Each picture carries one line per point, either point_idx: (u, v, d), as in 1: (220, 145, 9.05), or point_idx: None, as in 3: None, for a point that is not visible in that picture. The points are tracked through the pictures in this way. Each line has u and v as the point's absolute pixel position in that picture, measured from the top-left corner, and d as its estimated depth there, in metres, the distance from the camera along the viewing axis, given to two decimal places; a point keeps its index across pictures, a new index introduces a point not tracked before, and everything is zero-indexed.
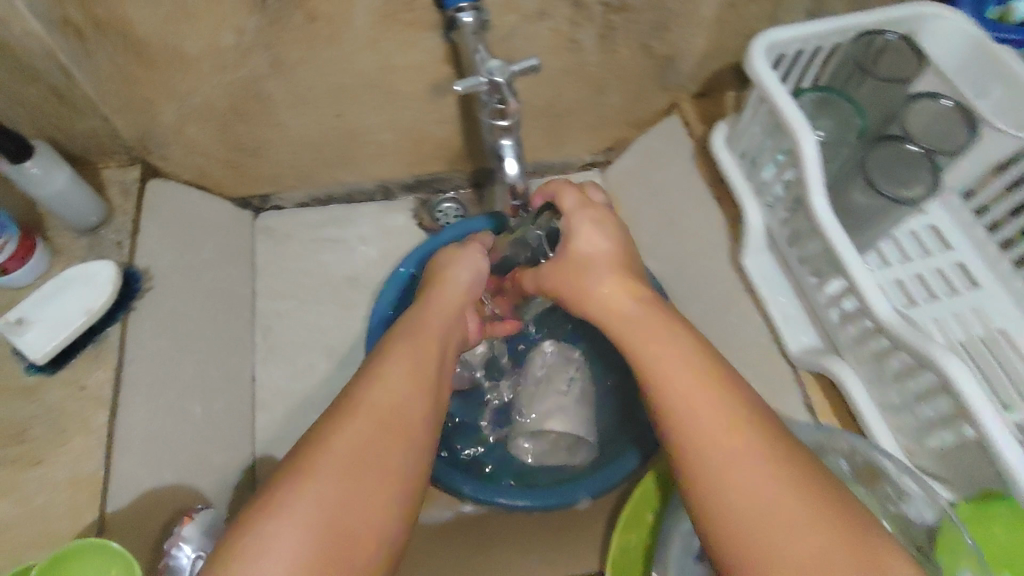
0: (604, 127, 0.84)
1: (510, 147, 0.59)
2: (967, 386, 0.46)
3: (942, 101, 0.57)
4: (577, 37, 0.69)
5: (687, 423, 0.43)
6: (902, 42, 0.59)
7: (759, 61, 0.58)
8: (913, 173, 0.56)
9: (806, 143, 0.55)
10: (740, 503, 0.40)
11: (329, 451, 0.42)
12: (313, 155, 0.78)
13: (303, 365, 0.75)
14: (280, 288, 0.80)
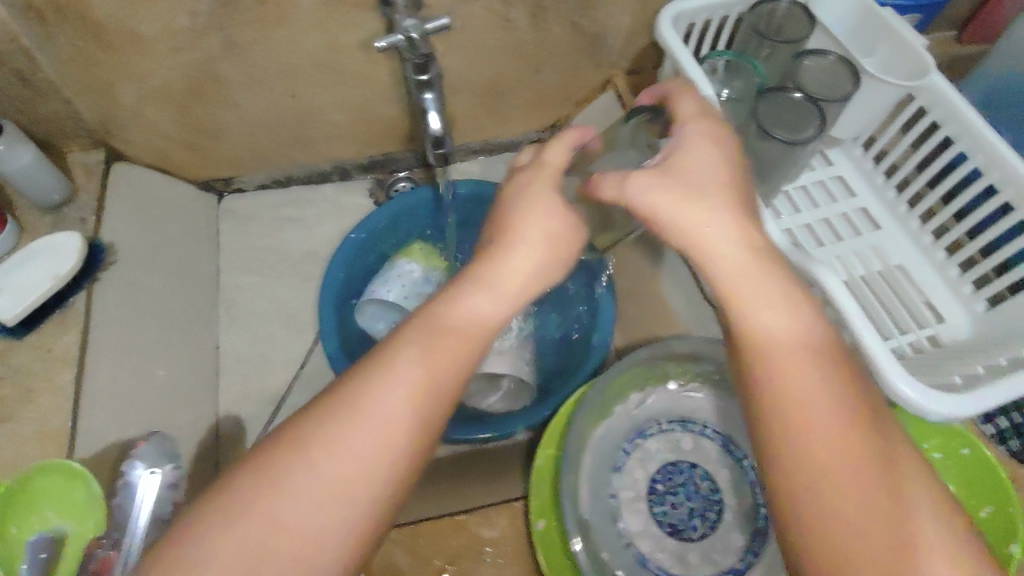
0: (546, 104, 0.90)
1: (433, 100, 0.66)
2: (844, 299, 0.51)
3: (829, 56, 0.64)
4: (511, 16, 0.75)
5: (800, 400, 0.36)
6: (796, 7, 0.66)
7: (667, 29, 0.65)
8: (801, 120, 0.62)
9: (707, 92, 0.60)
10: (824, 493, 0.35)
11: (341, 443, 0.36)
12: (271, 136, 0.82)
13: (264, 333, 0.80)
14: (241, 264, 0.85)
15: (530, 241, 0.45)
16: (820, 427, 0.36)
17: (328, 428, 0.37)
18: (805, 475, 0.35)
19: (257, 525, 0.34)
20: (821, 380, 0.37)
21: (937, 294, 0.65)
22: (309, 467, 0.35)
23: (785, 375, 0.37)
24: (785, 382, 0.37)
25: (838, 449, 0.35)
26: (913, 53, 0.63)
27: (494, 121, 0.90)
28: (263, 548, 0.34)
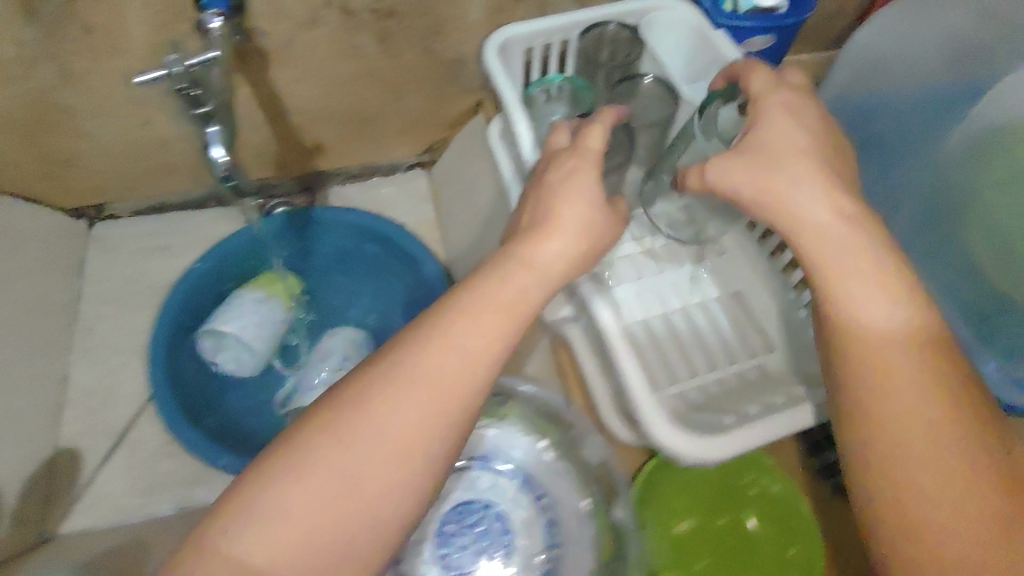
0: (419, 129, 0.90)
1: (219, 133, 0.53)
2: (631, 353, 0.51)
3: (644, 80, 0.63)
4: (358, 43, 0.75)
5: (887, 369, 0.39)
6: (620, 31, 0.65)
7: (495, 60, 0.63)
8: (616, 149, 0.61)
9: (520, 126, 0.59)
10: (906, 465, 0.38)
11: (415, 410, 0.40)
12: (132, 164, 0.82)
13: (116, 364, 0.80)
14: (104, 293, 0.84)
15: (569, 218, 0.46)
16: (900, 409, 0.38)
17: (376, 398, 0.39)
18: (883, 456, 0.38)
19: (265, 507, 0.37)
20: (893, 351, 0.39)
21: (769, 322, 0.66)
22: (354, 432, 0.38)
23: (872, 349, 0.39)
24: (892, 369, 0.39)
25: (941, 433, 0.37)
26: None
27: (370, 145, 0.90)
28: (321, 517, 0.37)
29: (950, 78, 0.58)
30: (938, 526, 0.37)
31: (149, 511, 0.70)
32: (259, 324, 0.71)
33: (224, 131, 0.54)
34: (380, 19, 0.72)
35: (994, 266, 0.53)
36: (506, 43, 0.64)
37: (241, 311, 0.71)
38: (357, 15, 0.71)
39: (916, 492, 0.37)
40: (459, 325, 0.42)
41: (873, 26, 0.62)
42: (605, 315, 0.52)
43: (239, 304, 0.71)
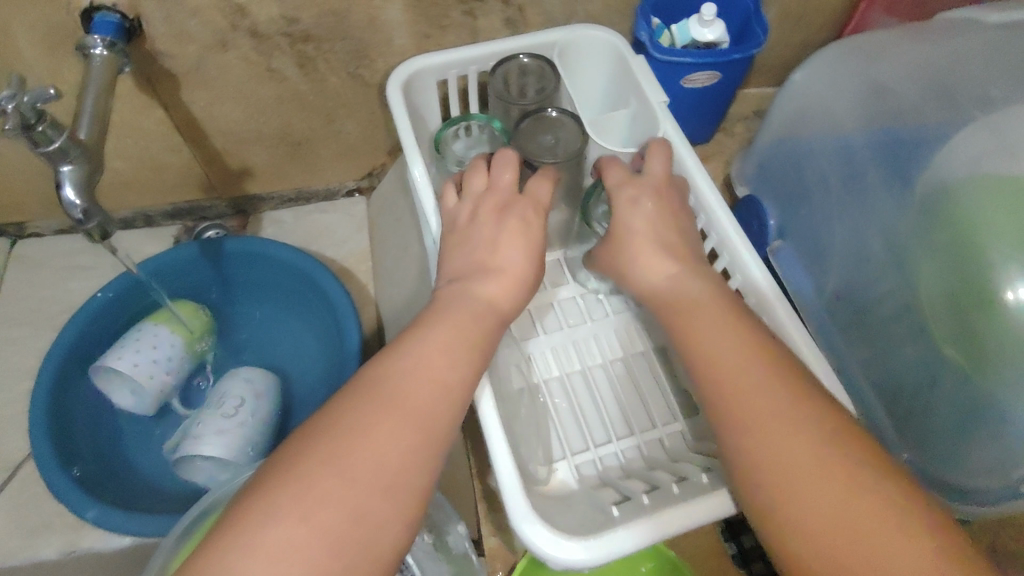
0: (356, 155, 0.86)
1: (74, 173, 0.50)
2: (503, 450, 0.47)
3: (550, 112, 0.56)
4: (275, 67, 0.70)
5: (762, 412, 0.40)
6: (537, 63, 0.59)
7: (397, 91, 0.59)
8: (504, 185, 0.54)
9: (415, 169, 0.56)
10: (806, 498, 0.37)
11: (390, 441, 0.37)
12: (49, 183, 0.78)
13: (20, 391, 0.75)
14: (18, 316, 0.80)
15: (500, 278, 0.46)
16: (775, 455, 0.39)
17: (348, 429, 0.37)
18: (780, 497, 0.38)
19: (250, 552, 0.33)
20: (758, 397, 0.40)
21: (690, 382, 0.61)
22: (341, 469, 0.36)
23: (744, 395, 0.41)
24: (765, 415, 0.40)
25: (819, 462, 0.38)
26: (652, 110, 0.58)
27: (304, 170, 0.86)
28: (310, 561, 0.34)
29: (867, 131, 0.60)
30: (861, 558, 0.35)
31: (32, 553, 0.66)
32: (157, 362, 0.67)
33: (81, 170, 0.50)
34: (296, 42, 0.68)
35: (930, 313, 0.53)
36: (413, 77, 0.60)
37: (139, 346, 0.67)
38: (269, 38, 0.66)
39: (831, 524, 0.36)
40: (421, 351, 0.41)
41: (802, 73, 0.64)
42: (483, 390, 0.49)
43: (137, 340, 0.67)
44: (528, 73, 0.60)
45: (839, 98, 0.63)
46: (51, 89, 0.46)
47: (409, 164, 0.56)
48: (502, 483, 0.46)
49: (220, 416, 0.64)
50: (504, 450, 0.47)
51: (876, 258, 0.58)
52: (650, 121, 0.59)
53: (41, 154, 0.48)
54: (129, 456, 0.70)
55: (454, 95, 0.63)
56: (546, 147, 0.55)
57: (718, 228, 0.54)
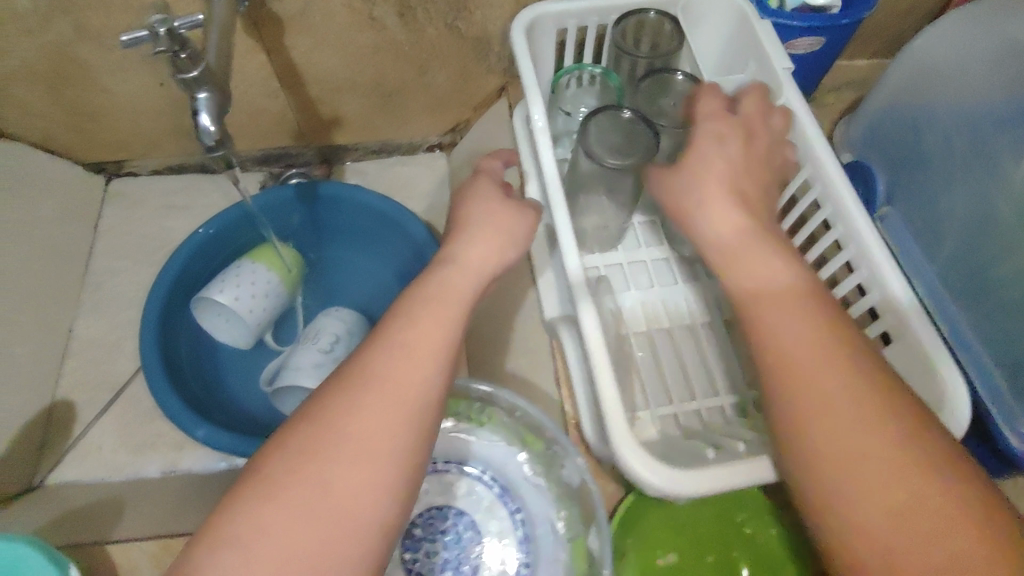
0: (443, 109, 0.86)
1: (209, 100, 0.51)
2: (605, 379, 0.45)
3: (676, 75, 0.58)
4: (376, 15, 0.71)
5: (826, 392, 0.39)
6: (661, 19, 0.60)
7: (520, 39, 0.60)
8: (628, 142, 0.55)
9: (538, 114, 0.57)
10: (863, 481, 0.37)
11: (386, 397, 0.41)
12: (153, 124, 0.82)
13: (123, 319, 0.80)
14: (119, 248, 0.85)
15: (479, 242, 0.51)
16: (832, 437, 0.38)
17: (352, 387, 0.41)
18: (838, 477, 0.38)
19: (265, 500, 0.38)
20: (834, 379, 0.39)
21: None
22: (345, 426, 0.40)
23: (801, 373, 0.40)
24: (827, 395, 0.39)
25: (877, 446, 0.38)
26: (772, 75, 0.59)
27: (391, 121, 0.87)
28: (313, 506, 0.38)
29: (999, 96, 0.59)
30: (929, 547, 0.35)
31: (137, 469, 0.69)
32: (256, 297, 0.70)
33: (215, 99, 0.52)
34: None
35: None
36: (534, 25, 0.61)
37: (239, 282, 0.69)
38: None
39: (886, 506, 0.37)
40: (426, 315, 0.46)
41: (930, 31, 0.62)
42: (584, 314, 0.48)
43: (237, 275, 0.70)
44: (646, 27, 0.61)
45: (968, 62, 0.61)
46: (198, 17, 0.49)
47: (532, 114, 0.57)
48: (606, 411, 0.44)
49: (316, 350, 0.66)
50: (612, 380, 0.45)
51: (1009, 228, 0.58)
52: (768, 85, 0.59)
53: (180, 81, 0.50)
54: (226, 385, 0.73)
55: (571, 45, 0.64)
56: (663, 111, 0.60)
57: (825, 181, 0.54)
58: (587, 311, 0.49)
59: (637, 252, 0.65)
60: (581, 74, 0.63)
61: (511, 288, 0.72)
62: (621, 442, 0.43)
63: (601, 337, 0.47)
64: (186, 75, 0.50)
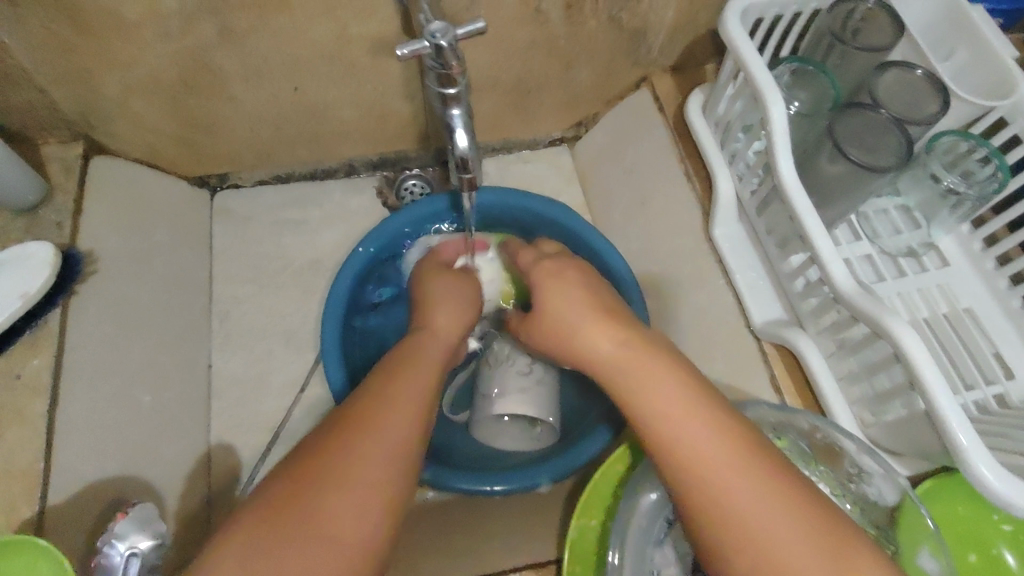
0: (577, 104, 0.82)
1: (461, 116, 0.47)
2: (934, 383, 0.45)
3: (916, 71, 0.56)
4: (543, 6, 0.65)
5: (672, 411, 0.43)
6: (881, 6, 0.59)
7: (734, 25, 0.59)
8: (879, 140, 0.54)
9: (775, 108, 0.56)
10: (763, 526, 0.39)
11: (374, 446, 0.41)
12: (273, 131, 0.74)
13: (262, 351, 0.75)
14: (239, 272, 0.78)
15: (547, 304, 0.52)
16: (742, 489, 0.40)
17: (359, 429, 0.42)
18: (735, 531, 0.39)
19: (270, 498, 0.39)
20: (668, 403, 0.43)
21: (1008, 347, 0.59)
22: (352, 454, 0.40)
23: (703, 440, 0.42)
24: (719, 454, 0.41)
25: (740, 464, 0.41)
26: (995, 61, 0.56)
27: (523, 119, 0.82)
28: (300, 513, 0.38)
29: None
30: (748, 526, 0.39)
31: None
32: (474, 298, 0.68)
33: (466, 113, 0.48)
34: None
35: None
36: (744, 13, 0.61)
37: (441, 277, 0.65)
38: None
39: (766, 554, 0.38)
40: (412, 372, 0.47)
41: None
42: (898, 325, 0.47)
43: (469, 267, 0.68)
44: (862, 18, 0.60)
45: None
46: (481, 23, 0.44)
47: (769, 103, 0.56)
48: (951, 420, 0.44)
49: (517, 371, 0.62)
50: (945, 387, 0.45)
51: None
52: (993, 70, 0.56)
53: (441, 95, 0.46)
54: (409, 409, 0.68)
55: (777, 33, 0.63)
56: (907, 107, 0.56)
57: None
58: (891, 313, 0.48)
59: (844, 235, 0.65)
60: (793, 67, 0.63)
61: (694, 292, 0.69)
62: (961, 441, 0.44)
63: (919, 345, 0.46)
64: (449, 90, 0.46)
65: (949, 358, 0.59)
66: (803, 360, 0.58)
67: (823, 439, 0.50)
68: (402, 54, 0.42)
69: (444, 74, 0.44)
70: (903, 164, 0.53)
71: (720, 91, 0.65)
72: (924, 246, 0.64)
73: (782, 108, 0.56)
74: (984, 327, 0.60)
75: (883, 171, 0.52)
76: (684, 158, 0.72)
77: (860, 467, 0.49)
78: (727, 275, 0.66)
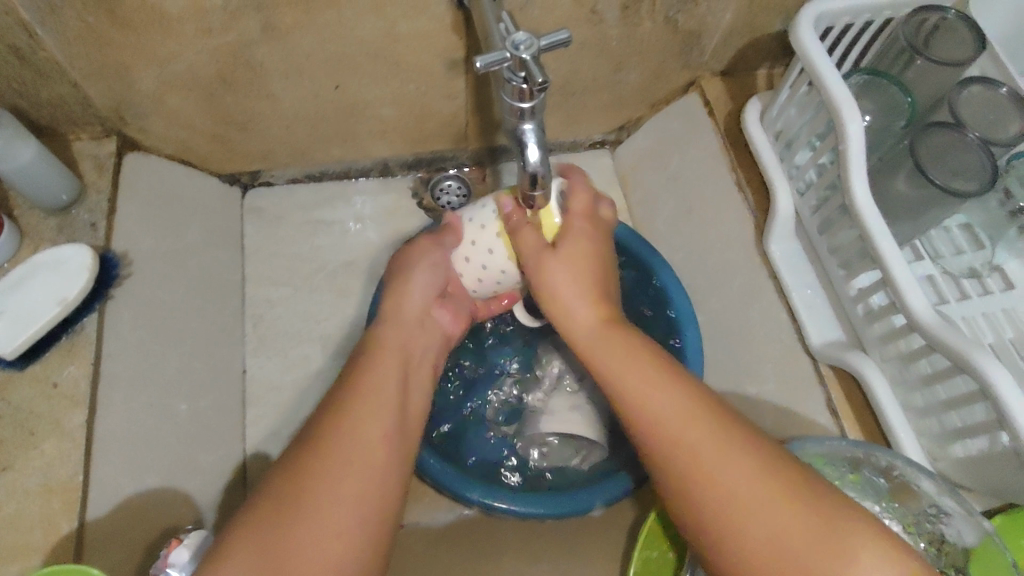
0: (622, 107, 0.78)
1: (533, 132, 0.46)
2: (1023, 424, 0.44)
3: (1000, 89, 0.56)
4: (598, 7, 0.62)
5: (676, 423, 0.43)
6: (960, 18, 0.58)
7: (807, 32, 0.57)
8: (963, 163, 0.55)
9: (853, 125, 0.53)
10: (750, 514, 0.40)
11: (353, 463, 0.43)
12: (310, 130, 0.71)
13: (296, 357, 0.73)
14: (273, 274, 0.76)
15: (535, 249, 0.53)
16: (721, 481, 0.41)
17: (328, 451, 0.43)
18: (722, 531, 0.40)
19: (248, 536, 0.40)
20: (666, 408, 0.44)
21: None
22: (327, 477, 0.42)
23: (685, 446, 0.42)
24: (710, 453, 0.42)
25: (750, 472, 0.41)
26: None
27: (566, 121, 0.79)
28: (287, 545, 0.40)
29: None
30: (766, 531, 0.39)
31: None
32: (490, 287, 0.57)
33: (538, 130, 0.46)
34: None
35: None
36: (817, 19, 0.58)
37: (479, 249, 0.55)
38: None
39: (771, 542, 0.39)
40: (366, 379, 0.48)
41: None
42: (988, 362, 0.46)
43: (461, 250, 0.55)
44: (939, 30, 0.59)
45: None
46: (565, 35, 0.44)
47: (843, 116, 0.53)
48: None
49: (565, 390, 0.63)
50: None
51: None
52: None
53: (516, 109, 0.44)
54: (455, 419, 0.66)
55: (846, 40, 0.62)
56: (988, 125, 0.56)
57: None
58: (976, 347, 0.47)
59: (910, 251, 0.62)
60: (861, 80, 0.60)
61: (746, 307, 0.67)
62: None
63: (1011, 385, 0.45)
64: (523, 104, 0.44)
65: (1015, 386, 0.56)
66: (866, 387, 0.57)
67: (899, 476, 0.51)
68: (481, 64, 0.41)
69: (524, 88, 0.43)
70: (990, 188, 0.54)
71: (782, 103, 0.64)
72: (990, 269, 0.62)
73: (859, 125, 0.53)
74: None
75: (964, 197, 0.53)
76: (735, 167, 0.70)
77: (937, 506, 0.50)
78: (783, 291, 0.64)
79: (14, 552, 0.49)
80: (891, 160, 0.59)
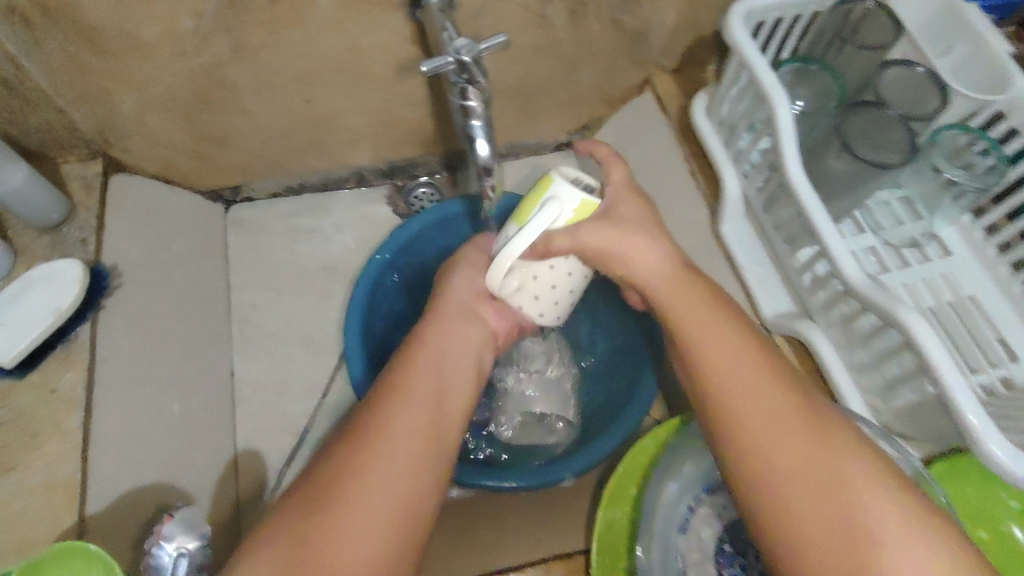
0: (579, 106, 0.83)
1: (482, 126, 0.51)
2: (941, 362, 0.48)
3: (918, 69, 0.60)
4: (547, 13, 0.67)
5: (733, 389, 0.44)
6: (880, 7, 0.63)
7: (737, 25, 0.61)
8: (886, 139, 0.59)
9: (780, 107, 0.57)
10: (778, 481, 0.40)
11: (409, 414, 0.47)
12: (283, 143, 0.75)
13: (282, 358, 0.77)
14: (256, 281, 0.80)
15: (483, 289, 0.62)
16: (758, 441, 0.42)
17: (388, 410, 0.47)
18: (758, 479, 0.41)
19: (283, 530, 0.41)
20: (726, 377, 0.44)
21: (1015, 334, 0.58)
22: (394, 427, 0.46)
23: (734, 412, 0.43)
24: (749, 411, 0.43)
25: (796, 450, 0.40)
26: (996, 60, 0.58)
27: (526, 122, 0.84)
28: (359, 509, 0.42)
29: None
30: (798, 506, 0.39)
31: None
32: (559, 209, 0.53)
33: (485, 126, 0.51)
34: None
35: None
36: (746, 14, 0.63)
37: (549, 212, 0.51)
38: None
39: (779, 498, 0.40)
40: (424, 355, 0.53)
41: None
42: (909, 314, 0.50)
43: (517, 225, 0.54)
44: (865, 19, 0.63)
45: None
46: (502, 38, 0.48)
47: (772, 101, 0.58)
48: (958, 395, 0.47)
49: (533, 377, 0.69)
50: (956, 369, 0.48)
51: None
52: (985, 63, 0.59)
53: (464, 107, 0.49)
54: None
55: (780, 32, 0.66)
56: (910, 103, 0.61)
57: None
58: (901, 303, 0.51)
59: (848, 219, 0.67)
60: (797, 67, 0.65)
61: None
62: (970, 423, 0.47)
63: (930, 330, 0.49)
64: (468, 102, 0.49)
65: (953, 343, 0.59)
66: (813, 349, 0.60)
67: None
68: (427, 68, 0.45)
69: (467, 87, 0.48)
70: (911, 158, 0.58)
71: (723, 92, 0.67)
72: (928, 236, 0.65)
73: (787, 106, 0.57)
74: (986, 310, 0.60)
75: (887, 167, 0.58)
76: (687, 156, 0.74)
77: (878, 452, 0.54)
78: (737, 269, 0.68)
79: (20, 546, 0.52)
80: (823, 141, 0.63)
